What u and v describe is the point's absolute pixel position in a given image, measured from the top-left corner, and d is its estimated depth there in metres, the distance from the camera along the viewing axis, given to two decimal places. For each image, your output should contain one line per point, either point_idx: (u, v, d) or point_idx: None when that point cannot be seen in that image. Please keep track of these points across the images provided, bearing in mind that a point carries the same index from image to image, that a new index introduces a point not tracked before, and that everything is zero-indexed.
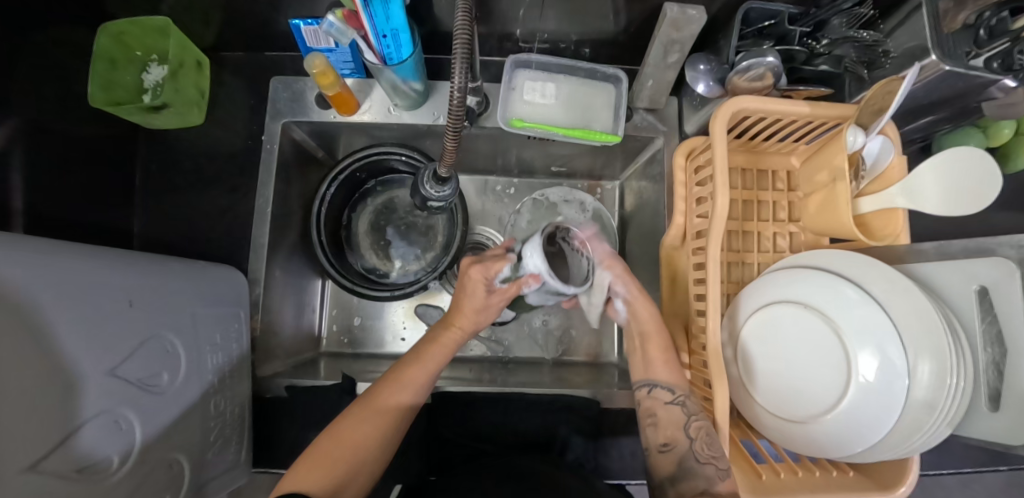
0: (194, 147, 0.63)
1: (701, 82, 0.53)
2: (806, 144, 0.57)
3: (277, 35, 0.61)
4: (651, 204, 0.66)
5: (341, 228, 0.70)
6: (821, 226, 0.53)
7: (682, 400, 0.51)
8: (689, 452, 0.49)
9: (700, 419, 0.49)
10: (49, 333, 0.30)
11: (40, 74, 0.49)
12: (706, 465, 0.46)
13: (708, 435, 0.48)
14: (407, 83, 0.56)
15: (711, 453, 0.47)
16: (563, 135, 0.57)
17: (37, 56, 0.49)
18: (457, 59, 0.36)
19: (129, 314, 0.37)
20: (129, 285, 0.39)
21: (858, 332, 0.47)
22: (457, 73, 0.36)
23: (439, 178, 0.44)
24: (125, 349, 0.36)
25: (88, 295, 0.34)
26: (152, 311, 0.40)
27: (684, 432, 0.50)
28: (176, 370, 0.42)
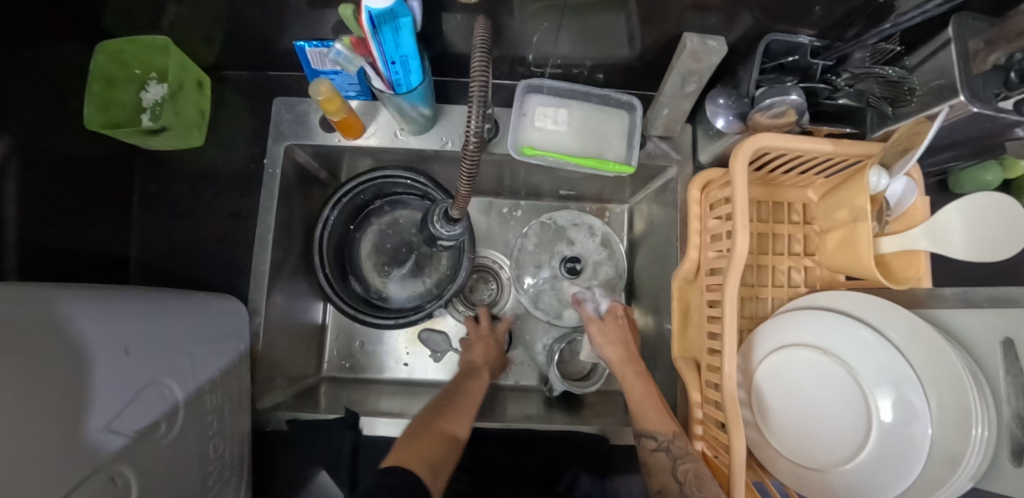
0: (193, 168, 0.61)
1: (722, 116, 0.51)
2: (825, 177, 0.55)
3: (281, 54, 0.59)
4: (663, 232, 0.65)
5: (345, 251, 0.68)
6: (839, 263, 0.52)
7: (668, 447, 0.48)
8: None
9: (688, 463, 0.46)
10: (46, 393, 0.28)
11: (34, 96, 0.47)
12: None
13: (698, 476, 0.44)
14: (416, 108, 0.54)
15: (702, 492, 0.42)
16: (576, 165, 0.55)
17: (32, 78, 0.47)
18: (474, 100, 0.34)
19: (126, 362, 0.36)
20: (126, 330, 0.37)
21: (877, 378, 0.46)
22: (473, 113, 0.34)
23: (450, 218, 0.42)
24: (121, 400, 0.35)
25: (85, 346, 0.32)
26: (149, 356, 0.38)
27: (673, 477, 0.45)
28: (174, 416, 0.40)
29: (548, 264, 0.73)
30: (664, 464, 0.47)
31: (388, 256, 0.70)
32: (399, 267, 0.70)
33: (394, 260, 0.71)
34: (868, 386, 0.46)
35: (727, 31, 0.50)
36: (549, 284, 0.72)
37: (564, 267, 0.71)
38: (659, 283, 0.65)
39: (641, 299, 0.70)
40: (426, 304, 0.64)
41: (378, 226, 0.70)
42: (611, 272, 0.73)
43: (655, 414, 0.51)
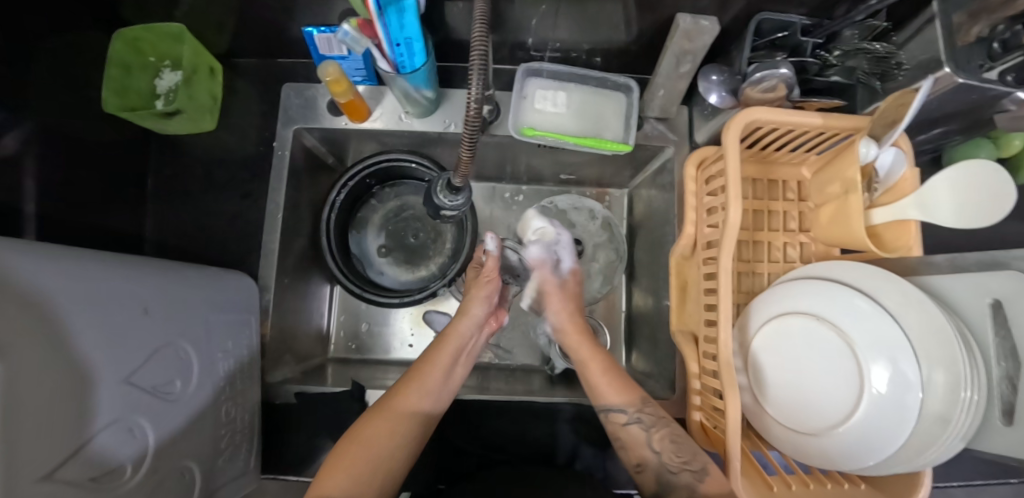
0: (205, 153, 0.63)
1: (714, 93, 0.53)
2: (817, 154, 0.57)
3: (290, 42, 0.61)
4: (661, 212, 0.66)
5: (351, 234, 0.70)
6: (832, 237, 0.53)
7: (637, 418, 0.50)
8: (661, 467, 0.48)
9: (660, 431, 0.49)
10: (65, 339, 0.30)
11: (54, 79, 0.49)
12: (680, 474, 0.46)
13: (673, 442, 0.48)
14: (419, 90, 0.56)
15: (682, 459, 0.47)
16: (574, 144, 0.57)
17: (53, 62, 0.49)
18: (474, 71, 0.36)
19: (144, 322, 0.38)
20: (144, 293, 0.39)
21: (871, 344, 0.47)
22: (474, 83, 0.36)
23: (452, 188, 0.43)
24: (139, 357, 0.36)
25: (102, 303, 0.34)
26: (166, 318, 0.40)
27: (648, 448, 0.49)
28: (189, 378, 0.42)
29: None
30: (640, 438, 0.49)
31: (391, 241, 0.72)
32: (404, 250, 0.72)
33: (399, 244, 0.72)
34: (862, 353, 0.47)
35: (719, 12, 0.52)
36: None
37: None
38: (657, 262, 0.67)
39: (640, 280, 0.71)
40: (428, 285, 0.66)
41: (383, 210, 0.72)
42: (611, 257, 0.74)
43: (615, 389, 0.53)
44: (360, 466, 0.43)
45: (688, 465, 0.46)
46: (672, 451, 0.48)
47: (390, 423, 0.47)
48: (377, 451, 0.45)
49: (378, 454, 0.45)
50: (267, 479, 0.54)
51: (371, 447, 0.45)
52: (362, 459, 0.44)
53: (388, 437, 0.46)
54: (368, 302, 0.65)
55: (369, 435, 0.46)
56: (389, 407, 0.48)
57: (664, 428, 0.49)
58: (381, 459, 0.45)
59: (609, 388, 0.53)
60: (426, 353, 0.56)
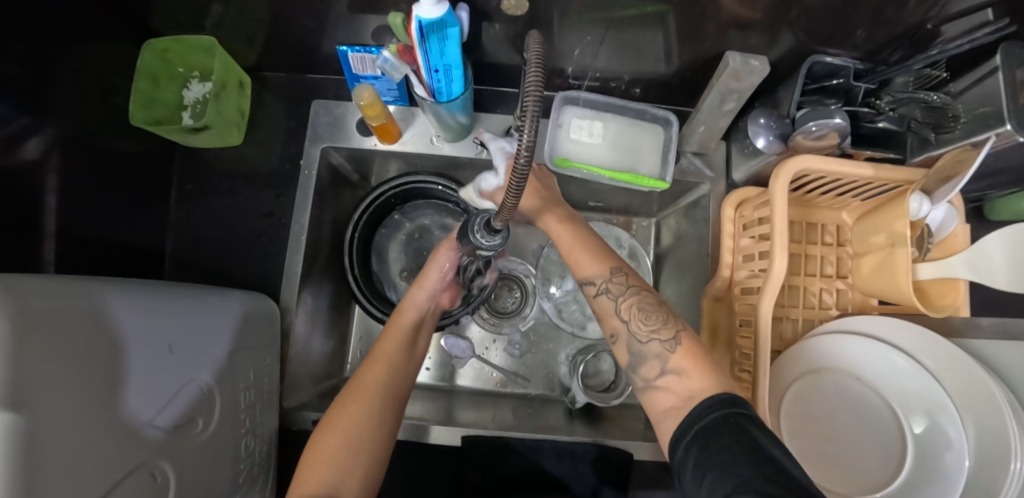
0: (230, 167, 0.62)
1: (762, 136, 0.50)
2: (861, 200, 0.55)
3: (322, 59, 0.59)
4: (692, 248, 0.64)
5: (373, 254, 0.68)
6: (873, 288, 0.52)
7: (607, 288, 0.44)
8: (632, 338, 0.41)
9: (630, 298, 0.43)
10: (82, 387, 0.28)
11: (80, 90, 0.48)
12: (648, 342, 0.39)
13: (643, 311, 0.41)
14: (454, 116, 0.54)
15: (651, 327, 0.40)
16: (609, 179, 0.55)
17: (80, 73, 0.48)
18: (527, 116, 0.32)
19: (170, 360, 0.36)
20: (172, 328, 0.38)
21: (908, 402, 0.46)
22: (526, 128, 0.32)
23: (491, 228, 0.41)
24: (162, 397, 0.35)
25: (127, 343, 0.33)
26: (190, 353, 0.39)
27: (618, 316, 0.42)
28: (210, 413, 0.40)
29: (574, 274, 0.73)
30: (609, 306, 0.43)
31: (414, 261, 0.71)
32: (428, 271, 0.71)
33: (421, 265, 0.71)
34: (902, 411, 0.47)
35: (768, 50, 0.50)
36: (576, 294, 0.72)
37: None
38: (685, 299, 0.65)
39: None
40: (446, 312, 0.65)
41: (407, 229, 0.71)
42: None
43: (588, 259, 0.47)
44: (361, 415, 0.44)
45: (657, 334, 0.39)
46: (640, 320, 0.41)
47: (366, 399, 0.46)
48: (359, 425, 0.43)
49: (362, 429, 0.43)
50: None
51: (354, 424, 0.43)
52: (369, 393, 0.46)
53: (368, 410, 0.45)
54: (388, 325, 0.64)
55: (350, 415, 0.44)
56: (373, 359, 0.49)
57: (634, 295, 0.42)
58: (364, 432, 0.43)
59: (583, 260, 0.46)
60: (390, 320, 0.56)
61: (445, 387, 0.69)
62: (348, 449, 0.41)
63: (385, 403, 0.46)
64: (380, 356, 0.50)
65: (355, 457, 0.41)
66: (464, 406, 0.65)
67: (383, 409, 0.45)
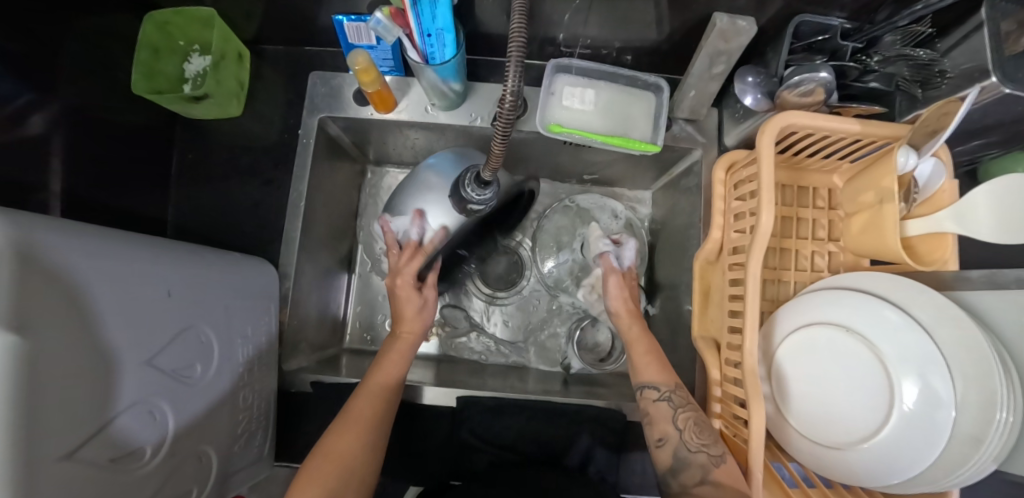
0: (229, 139, 0.63)
1: (749, 94, 0.49)
2: (851, 162, 0.56)
3: (318, 31, 0.60)
4: (684, 215, 0.65)
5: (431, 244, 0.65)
6: (862, 246, 0.52)
7: (669, 396, 0.50)
8: (681, 444, 0.47)
9: (687, 411, 0.49)
10: (89, 316, 0.29)
11: (83, 58, 0.49)
12: (697, 452, 0.46)
13: (697, 425, 0.48)
14: (447, 83, 0.55)
15: (702, 441, 0.46)
16: (601, 143, 0.56)
17: (83, 42, 0.49)
18: (511, 65, 0.33)
19: (168, 305, 0.37)
20: (169, 275, 0.38)
21: (902, 360, 0.45)
22: (510, 75, 0.33)
23: (481, 181, 0.42)
24: (160, 340, 0.36)
25: (126, 283, 0.34)
26: (187, 303, 0.40)
27: (673, 424, 0.48)
28: (209, 362, 0.42)
29: (569, 248, 0.72)
30: (667, 413, 0.49)
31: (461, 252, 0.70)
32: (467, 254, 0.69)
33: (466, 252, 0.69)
34: (892, 367, 0.45)
35: (756, 13, 0.51)
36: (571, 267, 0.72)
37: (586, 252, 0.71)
38: (680, 267, 0.66)
39: (661, 285, 0.71)
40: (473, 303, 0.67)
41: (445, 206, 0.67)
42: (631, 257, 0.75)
43: (654, 367, 0.53)
44: (341, 473, 0.44)
45: (707, 448, 0.45)
46: (693, 431, 0.47)
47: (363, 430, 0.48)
48: (354, 454, 0.46)
49: (356, 460, 0.46)
50: (280, 467, 0.55)
51: (348, 456, 0.45)
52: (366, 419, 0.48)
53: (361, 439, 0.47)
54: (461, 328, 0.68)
55: (345, 445, 0.46)
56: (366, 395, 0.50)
57: (692, 410, 0.49)
58: (357, 465, 0.45)
59: (645, 365, 0.54)
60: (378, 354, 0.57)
61: (442, 357, 0.70)
62: (341, 476, 0.44)
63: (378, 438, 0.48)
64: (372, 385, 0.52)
65: (350, 483, 0.44)
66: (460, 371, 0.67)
67: (382, 445, 0.48)
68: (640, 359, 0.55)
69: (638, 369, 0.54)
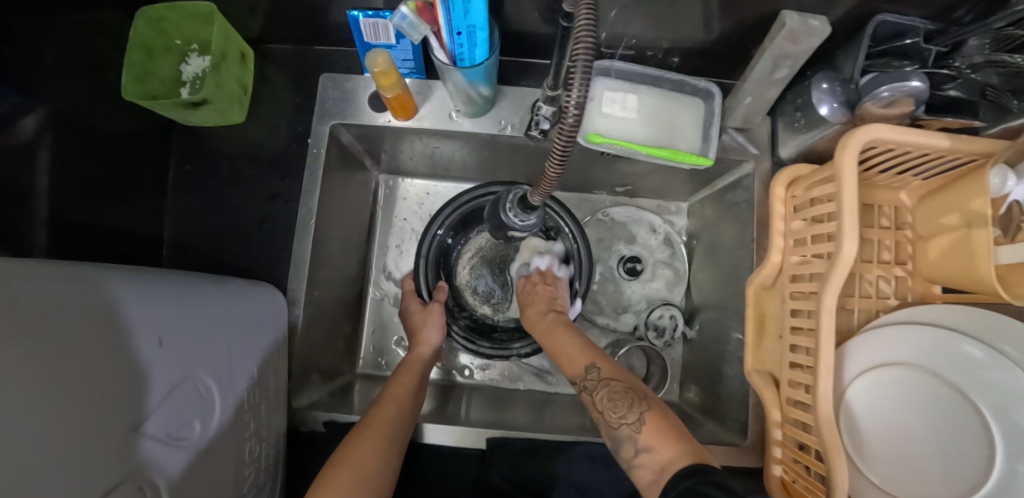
0: (232, 148, 0.57)
1: (825, 103, 0.44)
2: (923, 178, 0.50)
3: (330, 28, 0.54)
4: (730, 233, 0.59)
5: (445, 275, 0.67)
6: (942, 273, 0.47)
7: (585, 384, 0.48)
8: (608, 425, 0.44)
9: (603, 390, 0.46)
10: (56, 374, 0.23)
11: (71, 61, 0.43)
12: (618, 428, 0.42)
13: (612, 400, 0.44)
14: (475, 87, 0.49)
15: (619, 414, 0.43)
16: (647, 155, 0.50)
17: (71, 42, 0.43)
18: (576, 70, 0.26)
19: (156, 355, 0.32)
20: (157, 320, 0.33)
21: (989, 400, 0.39)
22: (574, 87, 0.26)
23: (526, 206, 0.36)
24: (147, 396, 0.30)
25: (102, 336, 0.28)
26: (180, 349, 0.34)
27: (597, 409, 0.46)
28: (210, 417, 0.36)
29: (605, 262, 0.70)
30: (588, 401, 0.47)
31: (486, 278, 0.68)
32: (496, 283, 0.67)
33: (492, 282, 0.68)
34: (981, 407, 0.39)
35: (829, 12, 0.45)
36: (604, 285, 0.69)
37: (623, 267, 0.69)
38: (725, 289, 0.60)
39: (701, 307, 0.65)
40: (507, 343, 0.65)
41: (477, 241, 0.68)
42: (666, 275, 0.70)
43: (572, 357, 0.51)
44: (356, 477, 0.40)
45: (624, 419, 0.42)
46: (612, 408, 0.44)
47: (381, 436, 0.45)
48: (369, 461, 0.42)
49: (372, 467, 0.42)
50: None
51: (365, 459, 0.42)
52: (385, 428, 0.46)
53: (380, 448, 0.44)
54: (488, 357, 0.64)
55: (362, 450, 0.43)
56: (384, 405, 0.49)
57: (605, 388, 0.46)
58: (373, 470, 0.42)
59: (563, 358, 0.52)
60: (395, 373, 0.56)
61: (444, 381, 0.67)
62: (356, 479, 0.40)
63: (394, 446, 0.45)
64: (391, 397, 0.50)
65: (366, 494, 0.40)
66: (473, 404, 0.62)
67: (395, 457, 0.44)
68: (558, 345, 0.54)
69: (562, 367, 0.52)
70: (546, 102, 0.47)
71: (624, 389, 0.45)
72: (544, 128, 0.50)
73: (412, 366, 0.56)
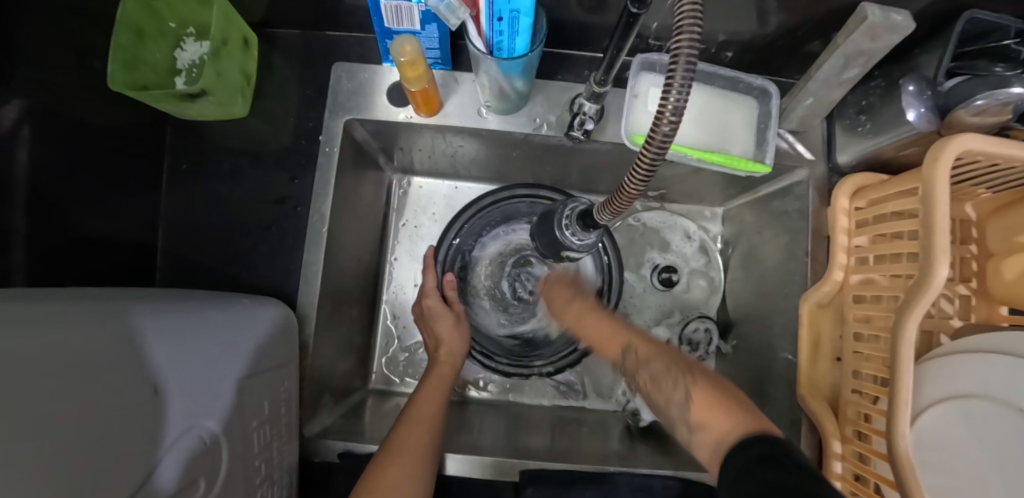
0: (233, 144, 0.51)
1: (913, 108, 0.39)
2: (992, 191, 0.46)
3: (345, 11, 0.48)
4: (775, 244, 0.55)
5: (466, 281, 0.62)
6: (1016, 297, 0.42)
7: (630, 349, 0.45)
8: (669, 407, 0.38)
9: (645, 367, 0.42)
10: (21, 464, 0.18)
11: (52, 48, 0.38)
12: (670, 405, 0.38)
13: (654, 378, 0.41)
14: (511, 81, 0.44)
15: (667, 391, 0.39)
16: (699, 160, 0.45)
17: (53, 26, 0.38)
18: (675, 75, 0.21)
19: (147, 406, 0.27)
20: (148, 362, 0.28)
21: None
22: (671, 91, 0.21)
23: (587, 223, 0.31)
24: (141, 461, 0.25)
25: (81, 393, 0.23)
26: (180, 394, 0.29)
27: (641, 382, 0.42)
28: (215, 473, 0.31)
29: (637, 271, 0.66)
30: (637, 376, 0.43)
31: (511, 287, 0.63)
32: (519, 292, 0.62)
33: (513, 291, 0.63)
34: None
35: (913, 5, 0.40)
36: (637, 294, 0.65)
37: (657, 277, 0.65)
38: (767, 304, 0.56)
39: (740, 320, 0.61)
40: (526, 360, 0.60)
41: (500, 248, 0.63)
42: (703, 286, 0.65)
43: (601, 329, 0.48)
44: None
45: (677, 392, 0.38)
46: (656, 388, 0.40)
47: (411, 461, 0.41)
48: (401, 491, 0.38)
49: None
50: None
51: (396, 486, 0.38)
52: (416, 449, 0.42)
53: (412, 475, 0.39)
54: (507, 374, 0.60)
55: (392, 476, 0.39)
56: (415, 423, 0.44)
57: (647, 370, 0.42)
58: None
59: (586, 322, 0.50)
60: (418, 386, 0.51)
61: (459, 398, 0.63)
62: None
63: (426, 471, 0.41)
64: (419, 416, 0.45)
65: None
66: (494, 425, 0.58)
67: (426, 482, 0.40)
68: (590, 334, 0.49)
69: (596, 346, 0.49)
70: (589, 98, 0.43)
71: (665, 367, 0.40)
72: (589, 128, 0.46)
73: (437, 380, 0.51)
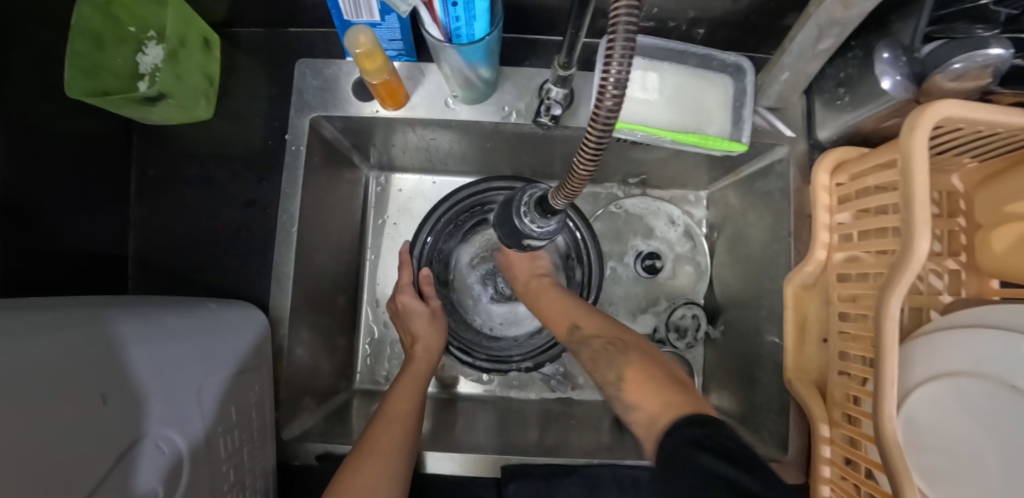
0: (201, 148, 0.51)
1: (887, 75, 0.38)
2: (979, 161, 0.44)
3: (306, 6, 0.47)
4: (759, 226, 0.54)
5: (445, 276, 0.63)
6: (1005, 269, 0.41)
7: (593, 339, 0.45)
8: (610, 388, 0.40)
9: (605, 339, 0.44)
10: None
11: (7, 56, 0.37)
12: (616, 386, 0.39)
13: (608, 351, 0.42)
14: (475, 68, 0.42)
15: (614, 373, 0.40)
16: (672, 141, 0.44)
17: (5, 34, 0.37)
18: (614, 44, 0.19)
19: (105, 415, 0.26)
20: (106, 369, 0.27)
21: None
22: (612, 64, 0.19)
23: (545, 209, 0.30)
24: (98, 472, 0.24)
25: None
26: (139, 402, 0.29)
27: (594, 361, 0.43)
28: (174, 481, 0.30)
29: (621, 259, 0.65)
30: (591, 356, 0.44)
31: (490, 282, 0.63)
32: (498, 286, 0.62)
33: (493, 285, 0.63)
34: None
35: None
36: (622, 282, 0.64)
37: (641, 264, 0.64)
38: (753, 287, 0.55)
39: (727, 305, 0.60)
40: (506, 356, 0.59)
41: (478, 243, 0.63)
42: (690, 272, 0.64)
43: (563, 313, 0.50)
44: None
45: (619, 379, 0.39)
46: (604, 366, 0.42)
47: (386, 461, 0.40)
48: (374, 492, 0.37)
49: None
50: None
51: (369, 487, 0.37)
52: (392, 447, 0.41)
53: (386, 474, 0.39)
54: (488, 369, 0.58)
55: (365, 477, 0.38)
56: (390, 422, 0.44)
57: (602, 348, 0.43)
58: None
59: (550, 307, 0.51)
60: (396, 383, 0.50)
61: (445, 395, 0.62)
62: None
63: (402, 469, 0.41)
64: (396, 414, 0.45)
65: None
66: (480, 421, 0.57)
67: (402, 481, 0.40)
68: (544, 311, 0.52)
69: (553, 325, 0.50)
70: (556, 82, 0.42)
71: (604, 347, 0.43)
72: (556, 114, 0.44)
73: (415, 377, 0.51)
